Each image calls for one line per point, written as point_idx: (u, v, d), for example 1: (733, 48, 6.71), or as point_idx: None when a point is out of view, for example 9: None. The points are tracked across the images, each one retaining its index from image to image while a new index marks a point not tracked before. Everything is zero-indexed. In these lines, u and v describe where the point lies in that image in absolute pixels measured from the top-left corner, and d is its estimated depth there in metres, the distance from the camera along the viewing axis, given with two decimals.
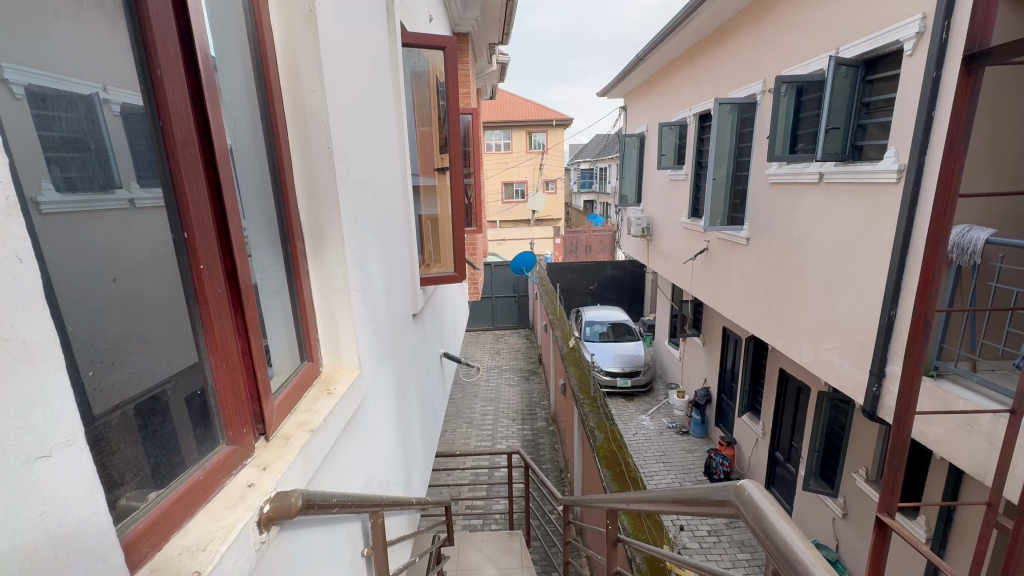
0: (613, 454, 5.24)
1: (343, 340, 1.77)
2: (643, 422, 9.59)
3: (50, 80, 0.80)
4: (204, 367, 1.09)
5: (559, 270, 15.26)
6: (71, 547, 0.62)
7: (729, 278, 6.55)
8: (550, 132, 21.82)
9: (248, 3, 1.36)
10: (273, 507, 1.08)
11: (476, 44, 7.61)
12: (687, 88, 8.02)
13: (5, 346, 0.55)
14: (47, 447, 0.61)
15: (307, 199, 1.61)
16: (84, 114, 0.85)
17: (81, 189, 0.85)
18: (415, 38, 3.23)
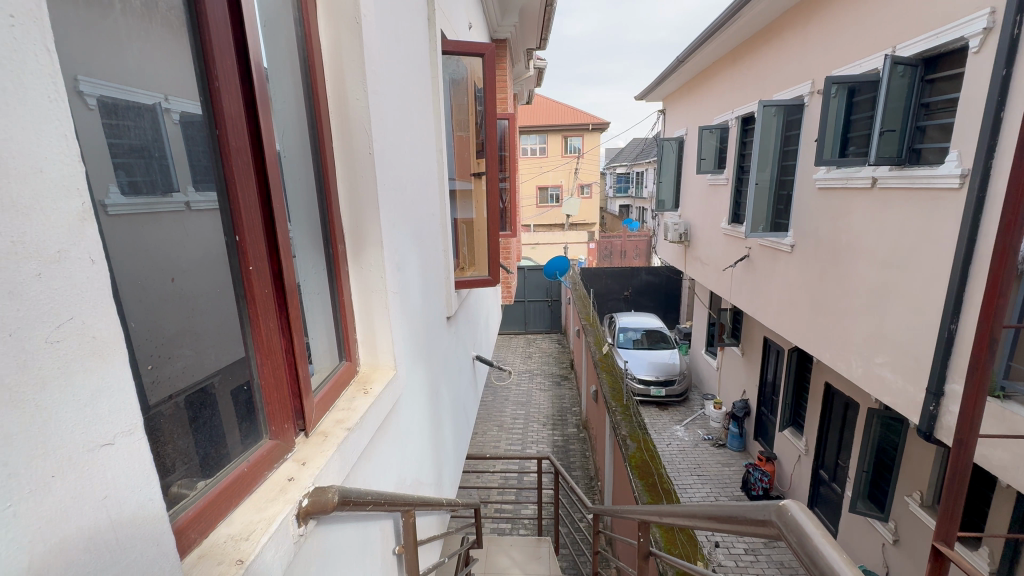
0: (646, 464, 5.12)
1: (380, 341, 1.82)
2: (677, 432, 9.34)
3: (120, 92, 0.85)
4: (250, 363, 1.14)
5: (593, 275, 15.12)
6: (129, 532, 0.67)
7: (772, 286, 6.31)
8: (586, 136, 21.70)
9: (298, 16, 1.43)
10: (311, 501, 1.12)
11: (514, 50, 7.67)
12: (728, 90, 7.80)
13: (78, 341, 0.60)
14: (110, 435, 0.65)
15: (348, 203, 1.66)
16: (150, 124, 0.90)
17: (145, 193, 0.90)
18: (455, 45, 3.32)
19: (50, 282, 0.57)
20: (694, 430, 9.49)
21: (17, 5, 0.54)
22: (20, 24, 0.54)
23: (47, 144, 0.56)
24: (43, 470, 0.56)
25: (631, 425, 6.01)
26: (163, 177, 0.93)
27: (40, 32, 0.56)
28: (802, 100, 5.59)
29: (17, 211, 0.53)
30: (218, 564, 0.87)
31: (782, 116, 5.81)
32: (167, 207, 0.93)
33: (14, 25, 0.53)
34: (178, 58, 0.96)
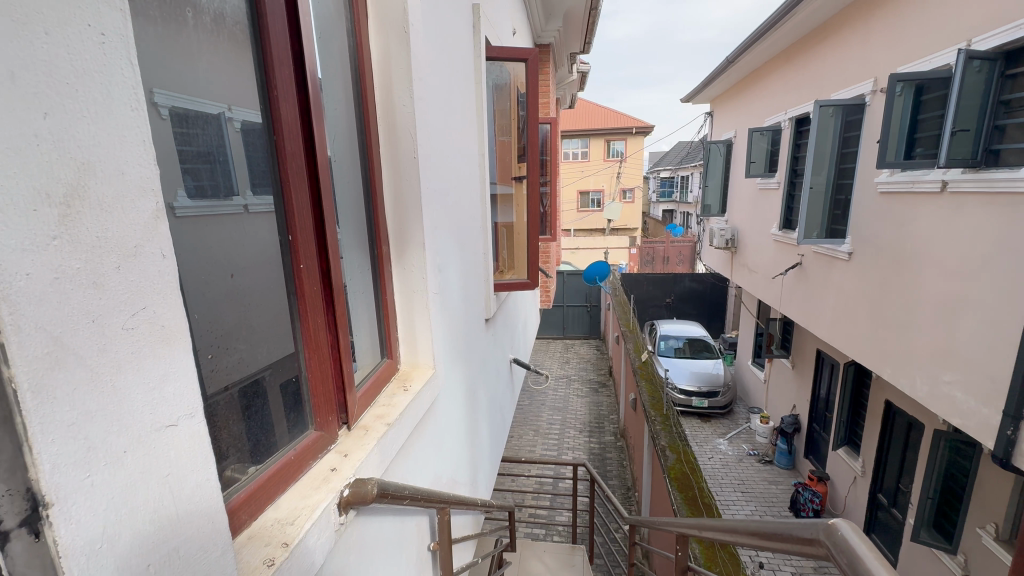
0: (686, 476, 4.96)
1: (420, 340, 1.86)
2: (720, 446, 8.99)
3: (190, 102, 0.92)
4: (299, 357, 1.21)
5: (634, 281, 14.84)
6: (186, 508, 0.72)
7: (827, 296, 5.97)
8: (629, 140, 21.39)
9: (350, 28, 1.50)
10: (351, 492, 1.16)
11: (558, 55, 7.68)
12: (782, 91, 7.48)
13: (148, 330, 0.66)
14: (174, 416, 0.70)
15: (394, 205, 1.72)
16: (215, 132, 0.97)
17: (209, 196, 0.96)
18: (499, 51, 3.36)
19: (127, 273, 0.62)
20: (738, 444, 9.10)
21: (107, 23, 0.60)
22: (109, 42, 0.60)
23: (129, 151, 0.62)
24: (115, 446, 0.61)
25: (670, 435, 5.83)
26: (225, 182, 0.99)
27: (125, 48, 0.62)
28: (863, 100, 5.27)
29: (106, 206, 0.59)
30: (265, 546, 0.92)
31: (840, 117, 5.51)
32: (228, 208, 0.99)
33: (103, 43, 0.59)
34: (242, 69, 1.03)
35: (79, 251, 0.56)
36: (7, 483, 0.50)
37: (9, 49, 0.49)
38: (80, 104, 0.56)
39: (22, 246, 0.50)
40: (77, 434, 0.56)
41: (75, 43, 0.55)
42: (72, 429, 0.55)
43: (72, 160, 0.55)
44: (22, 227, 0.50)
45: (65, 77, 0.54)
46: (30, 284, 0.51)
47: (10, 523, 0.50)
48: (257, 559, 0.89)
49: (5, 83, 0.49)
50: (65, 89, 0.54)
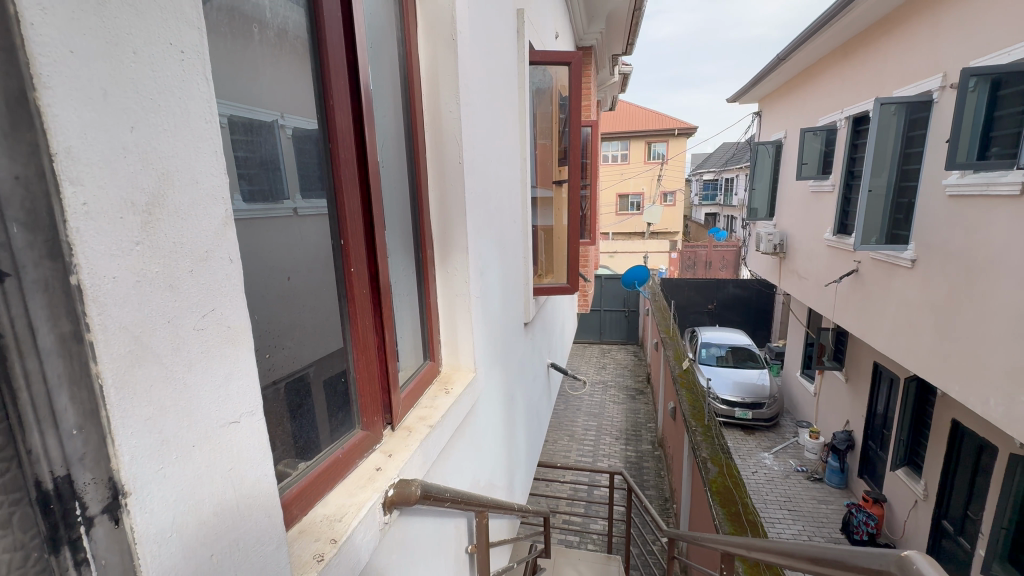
0: (728, 490, 4.78)
1: (461, 343, 1.87)
2: (765, 460, 8.63)
3: (244, 109, 0.94)
4: (348, 356, 1.24)
5: (674, 287, 14.48)
6: (244, 500, 0.75)
7: (887, 305, 5.60)
8: (671, 142, 20.88)
9: (400, 37, 1.54)
10: (396, 492, 1.18)
11: (600, 57, 7.59)
12: (838, 88, 7.11)
13: (217, 331, 0.69)
14: (236, 414, 0.73)
15: (439, 209, 1.74)
16: (270, 139, 1.00)
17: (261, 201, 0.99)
18: (542, 55, 3.37)
19: (200, 277, 0.66)
20: (785, 459, 8.68)
21: (186, 40, 0.63)
22: (187, 58, 0.63)
23: (203, 160, 0.66)
24: (186, 439, 0.64)
25: (712, 447, 5.62)
26: (277, 185, 1.02)
27: (201, 64, 0.65)
28: (931, 96, 4.92)
29: (183, 213, 0.63)
30: (314, 541, 0.96)
31: (903, 115, 5.16)
32: (279, 212, 1.03)
33: (183, 59, 0.62)
34: (301, 79, 1.08)
35: (157, 255, 0.59)
36: (93, 471, 0.54)
37: (101, 69, 0.52)
38: (161, 117, 0.60)
39: (109, 250, 0.54)
40: (153, 428, 0.59)
41: (159, 60, 0.59)
42: (148, 424, 0.59)
43: (154, 170, 0.59)
44: (111, 233, 0.54)
45: (151, 94, 0.58)
46: (117, 286, 0.55)
47: (93, 508, 0.54)
48: (306, 554, 0.92)
49: (99, 101, 0.52)
50: (148, 104, 0.58)
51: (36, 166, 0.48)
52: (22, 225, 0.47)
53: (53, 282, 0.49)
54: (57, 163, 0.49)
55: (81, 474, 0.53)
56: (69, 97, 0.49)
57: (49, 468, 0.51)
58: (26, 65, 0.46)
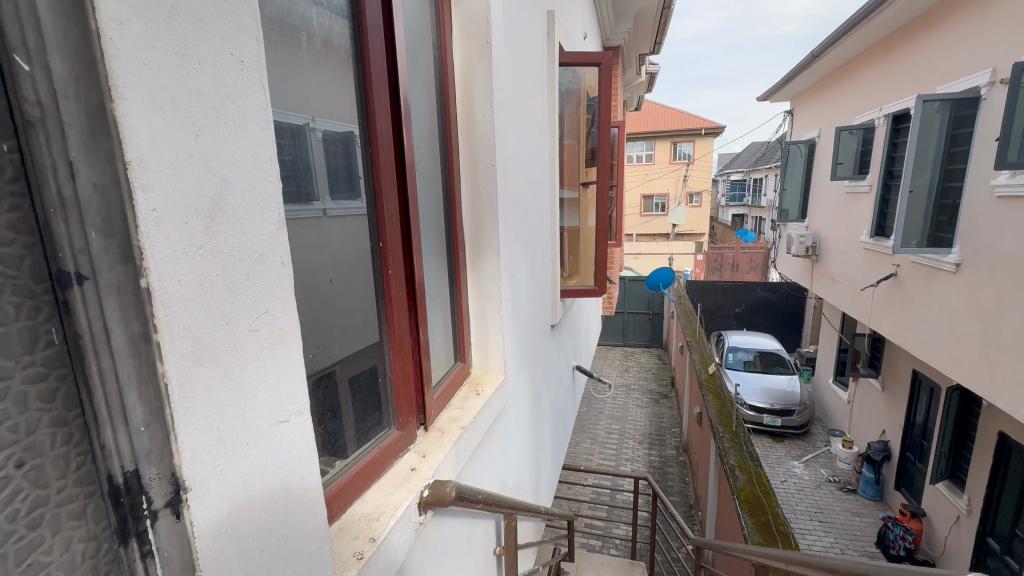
0: (758, 499, 4.66)
1: (492, 345, 1.88)
2: (795, 469, 8.39)
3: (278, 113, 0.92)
4: (385, 357, 1.26)
5: (700, 289, 14.22)
6: (292, 498, 0.77)
7: (928, 311, 5.37)
8: (698, 142, 20.49)
9: (436, 41, 1.55)
10: (431, 493, 1.19)
11: (626, 57, 7.50)
12: (877, 85, 6.87)
13: (269, 332, 0.71)
14: (285, 414, 0.75)
15: (471, 211, 1.75)
16: (300, 140, 0.97)
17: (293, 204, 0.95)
18: (572, 57, 3.36)
19: (255, 280, 0.68)
20: (816, 468, 8.41)
21: (245, 51, 0.65)
22: (247, 68, 0.65)
23: (259, 166, 0.68)
24: (241, 438, 0.66)
25: (740, 454, 5.47)
26: (308, 187, 0.99)
27: (259, 74, 0.67)
28: (978, 92, 4.68)
29: (241, 218, 0.65)
30: (354, 539, 0.98)
31: (947, 112, 4.94)
32: (309, 213, 1.00)
33: (241, 68, 0.64)
34: (344, 85, 1.09)
35: (217, 259, 0.61)
36: (157, 466, 0.55)
37: (168, 82, 0.54)
38: (221, 126, 0.61)
39: (175, 254, 0.56)
40: (211, 427, 0.61)
41: (220, 72, 0.61)
42: (207, 422, 0.61)
43: (216, 179, 0.61)
44: (175, 239, 0.56)
45: (211, 102, 0.60)
46: (180, 289, 0.56)
47: (158, 502, 0.55)
48: (347, 552, 0.94)
49: (168, 108, 0.54)
50: (210, 112, 0.60)
51: (112, 174, 0.49)
52: (99, 230, 0.49)
53: (126, 285, 0.51)
54: (130, 171, 0.51)
55: (148, 469, 0.54)
56: (141, 107, 0.51)
57: (119, 462, 0.53)
58: (105, 76, 0.48)
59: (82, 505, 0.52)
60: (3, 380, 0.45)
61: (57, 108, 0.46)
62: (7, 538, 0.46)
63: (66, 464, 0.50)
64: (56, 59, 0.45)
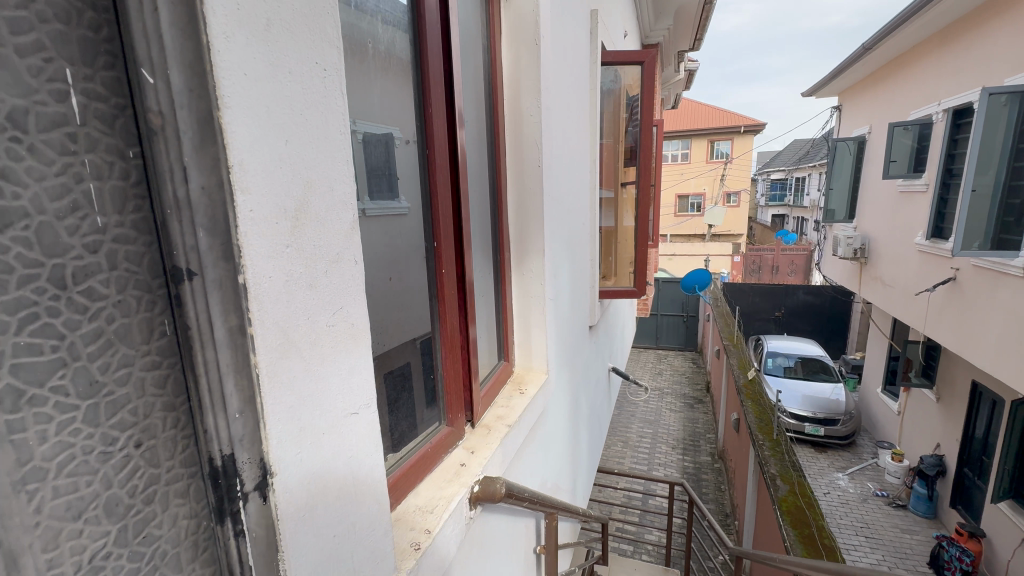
0: (801, 510, 4.48)
1: (535, 344, 1.89)
2: (839, 481, 8.02)
3: None
4: (436, 354, 1.29)
5: (738, 292, 13.80)
6: (359, 488, 0.80)
7: (992, 318, 5.03)
8: (736, 140, 19.89)
9: (487, 44, 1.57)
10: (481, 488, 1.21)
11: (665, 54, 7.35)
12: (934, 78, 6.50)
13: (344, 327, 0.74)
14: (356, 406, 0.78)
15: (517, 211, 1.77)
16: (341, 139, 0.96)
17: None
18: (613, 56, 3.32)
19: (332, 278, 0.71)
20: (862, 481, 8.01)
21: (328, 60, 0.68)
22: (329, 76, 0.69)
23: (338, 169, 0.71)
24: (319, 427, 0.70)
25: (781, 463, 5.27)
26: None
27: (338, 81, 0.71)
28: None
29: (322, 218, 0.68)
30: (410, 530, 1.01)
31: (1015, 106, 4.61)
32: None
33: (325, 76, 0.67)
34: (404, 89, 1.13)
35: (302, 257, 0.65)
36: (249, 451, 0.59)
37: (264, 90, 0.58)
38: (307, 133, 0.65)
39: (267, 253, 0.59)
40: (294, 417, 0.65)
41: (308, 80, 0.64)
42: (291, 412, 0.64)
43: (302, 181, 0.64)
44: (269, 239, 0.59)
45: (300, 109, 0.63)
46: (271, 285, 0.60)
47: (249, 485, 0.59)
48: (404, 542, 0.98)
49: (265, 116, 0.58)
50: (298, 117, 0.63)
51: (217, 177, 0.52)
52: (206, 229, 0.52)
53: (226, 281, 0.54)
54: (232, 175, 0.54)
55: (241, 454, 0.58)
56: (242, 116, 0.55)
57: (218, 447, 0.56)
58: (214, 88, 0.51)
59: (186, 485, 0.56)
60: (126, 367, 0.49)
61: (173, 117, 0.49)
62: (127, 513, 0.50)
63: (174, 446, 0.54)
64: (176, 73, 0.48)
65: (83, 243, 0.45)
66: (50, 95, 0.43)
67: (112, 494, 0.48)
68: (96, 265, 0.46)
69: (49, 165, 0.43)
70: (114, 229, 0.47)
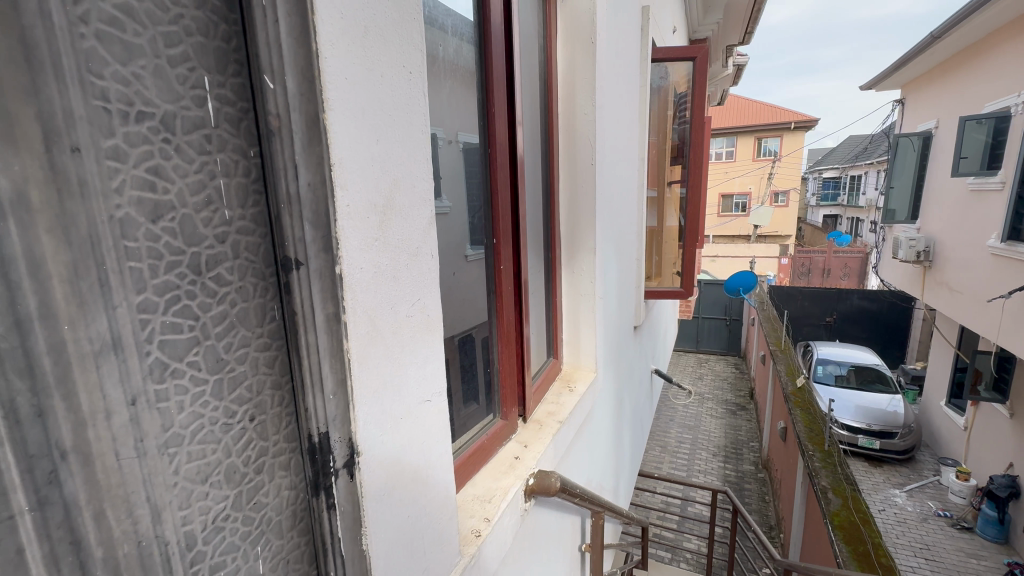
0: (854, 526, 4.26)
1: (583, 343, 1.89)
2: (896, 498, 7.56)
3: None
4: (493, 348, 1.32)
5: (786, 295, 13.21)
6: (432, 471, 0.84)
7: None
8: (786, 137, 19.02)
9: (543, 43, 1.59)
10: (536, 481, 1.23)
11: (714, 47, 7.08)
12: (1012, 67, 6.00)
13: (420, 318, 0.78)
14: (429, 394, 0.82)
15: (568, 210, 1.79)
16: None
17: None
18: (665, 52, 3.29)
19: (413, 271, 0.75)
20: (922, 499, 7.50)
21: (413, 63, 0.72)
22: (414, 77, 0.72)
23: (420, 167, 0.75)
24: (398, 412, 0.74)
25: (833, 475, 5.01)
26: None
27: (421, 81, 0.74)
28: None
29: (406, 215, 0.72)
30: (470, 518, 1.04)
31: None
32: None
33: (409, 77, 0.71)
34: (469, 91, 1.17)
35: (388, 250, 0.69)
36: (340, 431, 0.63)
37: (361, 93, 0.62)
38: (396, 131, 0.69)
39: (360, 246, 0.63)
40: (378, 401, 0.69)
41: (397, 84, 0.68)
42: (375, 395, 0.68)
43: (391, 178, 0.68)
44: (363, 234, 0.63)
45: (389, 110, 0.67)
46: (362, 276, 0.64)
47: (340, 463, 0.63)
48: (466, 529, 1.01)
49: (360, 116, 0.62)
50: (389, 119, 0.67)
51: (320, 175, 0.57)
52: (311, 224, 0.56)
53: (327, 271, 0.58)
54: (333, 171, 0.58)
55: (334, 434, 0.62)
56: (341, 115, 0.58)
57: (316, 425, 0.60)
58: (321, 92, 0.56)
59: (287, 458, 0.61)
60: (244, 347, 0.54)
61: (289, 120, 0.53)
62: (242, 480, 0.55)
63: (279, 422, 0.60)
64: (291, 77, 0.53)
65: (215, 234, 0.50)
66: (192, 101, 0.47)
67: (230, 462, 0.53)
68: (223, 253, 0.51)
69: (189, 163, 0.48)
70: (237, 221, 0.53)
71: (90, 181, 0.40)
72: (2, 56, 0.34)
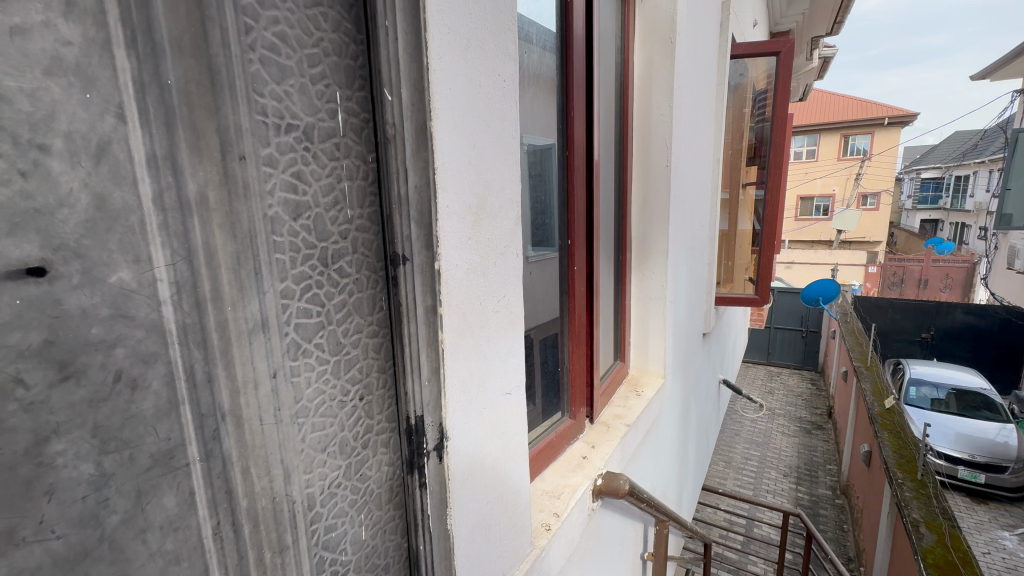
0: (953, 565, 3.81)
1: (652, 346, 1.86)
2: (1006, 542, 6.69)
3: None
4: (562, 349, 1.34)
5: (874, 307, 12.03)
6: (509, 462, 0.87)
7: None
8: (878, 134, 17.30)
9: (620, 44, 1.59)
10: (604, 482, 1.23)
11: (799, 38, 6.60)
12: None
13: (505, 314, 0.81)
14: (509, 387, 0.85)
15: (640, 210, 1.76)
16: None
17: None
18: (745, 48, 3.12)
19: (500, 269, 0.79)
20: None
21: (506, 70, 0.76)
22: (507, 85, 0.76)
23: (509, 171, 0.78)
24: (481, 400, 0.78)
25: (927, 508, 4.52)
26: None
27: (512, 87, 0.77)
28: None
29: (496, 213, 0.76)
30: (540, 512, 1.07)
31: None
32: None
33: (503, 84, 0.75)
34: (549, 96, 1.20)
35: (479, 248, 0.73)
36: (433, 416, 0.68)
37: (462, 102, 0.66)
38: (488, 139, 0.72)
39: (455, 243, 0.68)
40: (466, 389, 0.73)
41: (492, 93, 0.72)
42: (464, 384, 0.73)
43: (484, 183, 0.72)
44: (458, 234, 0.68)
45: (486, 120, 0.72)
46: (456, 270, 0.68)
47: (431, 445, 0.68)
48: (536, 522, 1.04)
49: (460, 121, 0.66)
50: (484, 125, 0.71)
51: (425, 178, 0.62)
52: (417, 224, 0.61)
53: (428, 268, 0.64)
54: (437, 174, 0.63)
55: (427, 418, 0.67)
56: (444, 121, 0.63)
57: (413, 408, 0.66)
58: (429, 102, 0.61)
59: (387, 437, 0.67)
60: (358, 332, 0.61)
61: (402, 129, 0.58)
62: (352, 452, 0.61)
63: (382, 404, 0.66)
64: (405, 88, 0.58)
65: (339, 230, 0.57)
66: (327, 114, 0.54)
67: (344, 436, 0.60)
68: (345, 249, 0.58)
69: (322, 168, 0.54)
70: (357, 219, 0.59)
71: (251, 183, 0.46)
72: (196, 79, 0.40)
